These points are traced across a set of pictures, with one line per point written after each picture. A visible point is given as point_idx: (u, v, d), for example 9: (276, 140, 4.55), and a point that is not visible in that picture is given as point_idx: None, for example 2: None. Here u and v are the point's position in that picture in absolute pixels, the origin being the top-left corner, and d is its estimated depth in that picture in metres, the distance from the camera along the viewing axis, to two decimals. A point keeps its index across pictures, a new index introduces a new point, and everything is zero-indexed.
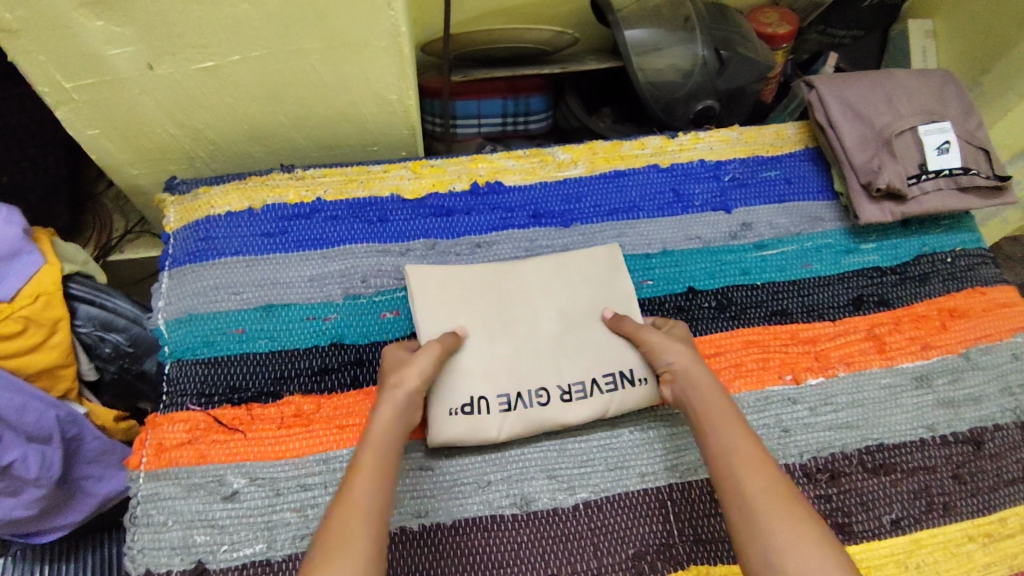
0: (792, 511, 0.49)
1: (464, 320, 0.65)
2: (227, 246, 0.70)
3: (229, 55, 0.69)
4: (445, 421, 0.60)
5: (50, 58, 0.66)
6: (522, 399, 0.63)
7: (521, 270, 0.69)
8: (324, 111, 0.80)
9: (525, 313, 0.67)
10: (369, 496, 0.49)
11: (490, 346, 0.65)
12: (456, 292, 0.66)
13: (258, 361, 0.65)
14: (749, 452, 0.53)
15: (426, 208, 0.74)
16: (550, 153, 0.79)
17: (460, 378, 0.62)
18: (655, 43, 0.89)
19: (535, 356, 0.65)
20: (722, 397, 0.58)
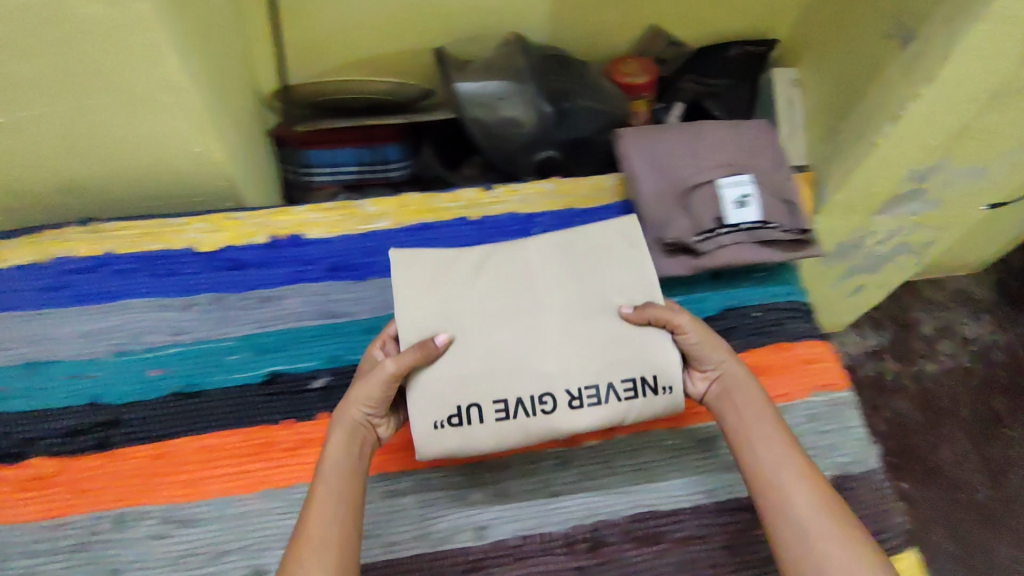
0: (833, 529, 0.53)
1: (450, 319, 0.62)
2: (4, 302, 0.70)
3: (13, 111, 0.67)
4: (432, 436, 0.59)
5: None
6: (522, 406, 0.60)
7: (524, 256, 0.65)
8: (132, 165, 0.77)
9: (529, 304, 0.63)
10: (326, 526, 0.52)
11: (493, 340, 0.61)
12: (441, 285, 0.63)
13: (10, 420, 0.65)
14: (785, 469, 0.56)
15: (219, 262, 0.73)
16: (358, 206, 0.78)
17: (447, 387, 0.60)
18: (487, 95, 0.89)
19: (538, 357, 0.61)
20: (762, 407, 0.60)
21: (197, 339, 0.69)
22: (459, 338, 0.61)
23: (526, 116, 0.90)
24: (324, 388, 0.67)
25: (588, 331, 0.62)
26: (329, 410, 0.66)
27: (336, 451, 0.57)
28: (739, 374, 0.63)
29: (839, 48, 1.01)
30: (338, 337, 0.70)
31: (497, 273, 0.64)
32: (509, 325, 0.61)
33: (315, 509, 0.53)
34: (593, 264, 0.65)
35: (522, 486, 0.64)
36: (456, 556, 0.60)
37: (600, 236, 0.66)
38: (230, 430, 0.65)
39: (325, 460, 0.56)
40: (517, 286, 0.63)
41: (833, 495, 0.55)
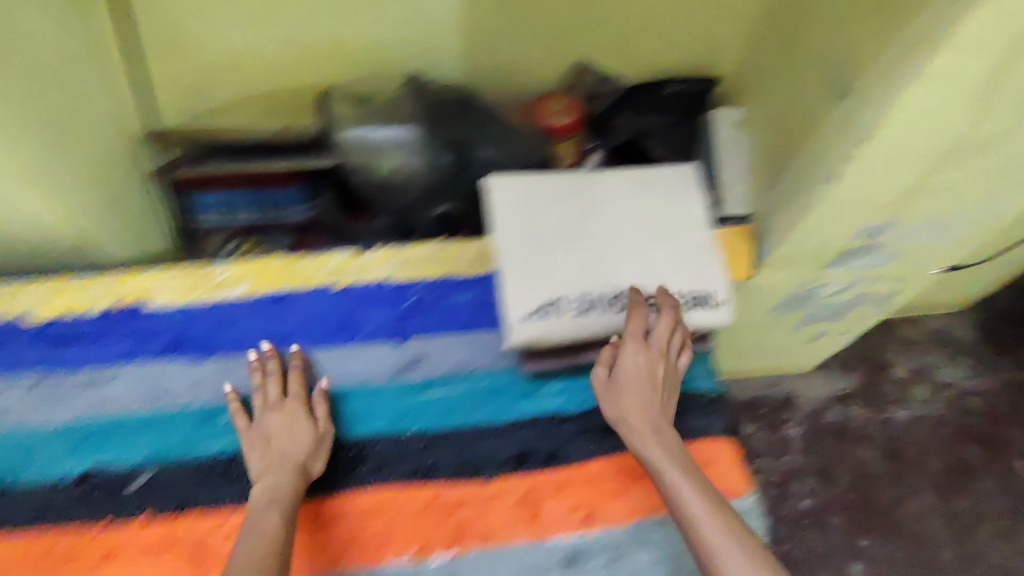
0: (717, 507, 0.55)
1: (531, 234, 0.66)
2: None
3: None
4: (520, 325, 0.63)
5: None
6: (598, 304, 0.65)
7: (601, 181, 0.69)
8: None
9: (601, 221, 0.68)
10: (265, 546, 0.55)
11: (595, 238, 0.67)
12: (526, 205, 0.67)
13: None
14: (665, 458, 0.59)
15: (46, 336, 0.66)
16: (211, 270, 0.69)
17: (533, 284, 0.64)
18: (375, 144, 0.82)
19: (613, 264, 0.66)
20: (655, 406, 0.62)
21: (24, 422, 0.65)
22: (537, 249, 0.66)
23: (422, 168, 0.82)
24: None
25: (679, 245, 0.68)
26: None
27: (298, 488, 0.60)
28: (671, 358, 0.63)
29: (777, 92, 0.92)
30: (168, 428, 0.64)
31: (579, 195, 0.68)
32: (612, 231, 0.67)
33: (260, 535, 0.55)
34: (663, 194, 0.69)
35: None
36: None
37: (665, 177, 0.70)
38: None
39: (289, 486, 0.59)
40: (592, 207, 0.68)
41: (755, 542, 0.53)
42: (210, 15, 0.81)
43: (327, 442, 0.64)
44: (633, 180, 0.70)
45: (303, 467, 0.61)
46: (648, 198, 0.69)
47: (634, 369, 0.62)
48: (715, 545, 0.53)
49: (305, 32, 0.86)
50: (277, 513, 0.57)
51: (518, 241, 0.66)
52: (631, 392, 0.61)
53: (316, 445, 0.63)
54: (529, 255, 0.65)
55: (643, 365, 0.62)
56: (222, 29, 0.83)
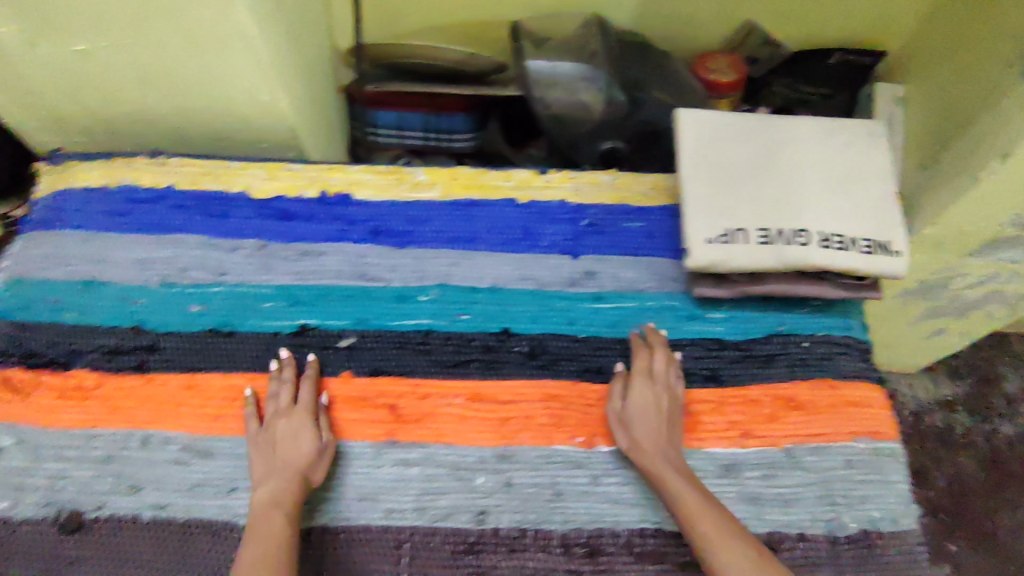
0: (719, 513, 0.55)
1: (718, 166, 0.69)
2: (75, 219, 0.74)
3: (98, 41, 0.72)
4: (702, 246, 0.66)
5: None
6: (781, 235, 0.66)
7: (785, 127, 0.72)
8: (205, 105, 0.80)
9: (785, 162, 0.70)
10: (271, 547, 0.53)
11: (779, 176, 0.69)
12: (714, 140, 0.70)
13: (61, 332, 0.68)
14: (674, 475, 0.58)
15: (268, 210, 0.75)
16: (410, 173, 0.78)
17: (717, 211, 0.67)
18: (559, 76, 0.86)
19: (796, 202, 0.68)
20: (663, 431, 0.62)
21: (238, 281, 0.71)
22: (722, 180, 0.69)
23: (597, 105, 0.87)
24: (349, 347, 0.68)
25: (864, 194, 0.69)
26: (350, 369, 0.67)
27: (300, 492, 0.58)
28: (675, 394, 0.65)
29: (953, 65, 0.91)
30: (367, 301, 0.70)
31: (764, 137, 0.71)
32: (795, 172, 0.69)
33: (265, 534, 0.53)
34: (845, 145, 0.71)
35: (529, 479, 0.63)
36: (455, 537, 0.60)
37: (848, 130, 0.72)
38: (254, 375, 0.66)
39: (291, 491, 0.57)
40: (777, 148, 0.71)
41: (752, 543, 0.53)
42: None
43: (329, 453, 0.62)
44: (817, 130, 0.72)
45: (307, 474, 0.59)
46: (831, 147, 0.71)
47: (641, 398, 0.63)
48: (714, 544, 0.53)
49: None
50: (281, 513, 0.55)
51: (704, 172, 0.69)
52: (644, 419, 0.62)
53: (317, 457, 0.60)
54: (714, 185, 0.68)
55: (649, 392, 0.63)
56: None
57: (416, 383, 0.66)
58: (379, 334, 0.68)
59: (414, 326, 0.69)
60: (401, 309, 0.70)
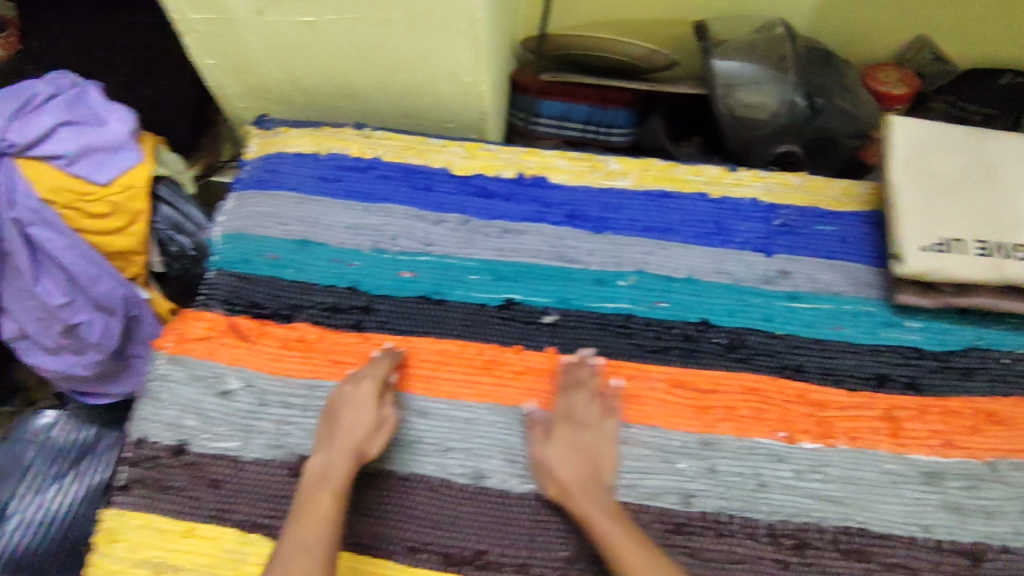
0: (647, 561, 0.55)
1: (930, 177, 0.70)
2: (288, 181, 0.78)
3: (326, 14, 0.75)
4: (918, 254, 0.66)
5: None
6: (996, 250, 0.67)
7: (996, 143, 0.72)
8: (406, 82, 0.85)
9: (997, 178, 0.70)
10: (318, 526, 0.55)
11: (992, 192, 0.70)
12: (925, 151, 0.71)
13: (282, 286, 0.72)
14: (592, 513, 0.58)
15: (469, 186, 0.79)
16: (603, 161, 0.80)
17: (931, 221, 0.68)
18: (750, 78, 0.88)
19: (1008, 218, 0.69)
20: (592, 476, 0.61)
21: (445, 253, 0.74)
22: (934, 192, 0.69)
23: (780, 109, 0.87)
24: (552, 324, 0.71)
25: None
26: (555, 345, 0.70)
27: (351, 471, 0.59)
28: (597, 428, 0.64)
29: None
30: (567, 281, 0.73)
31: (975, 151, 0.72)
32: (1008, 189, 0.70)
33: (316, 513, 0.55)
34: None
35: (734, 468, 0.64)
36: (663, 516, 0.62)
37: None
38: (464, 342, 0.69)
39: (342, 469, 0.58)
40: (989, 163, 0.71)
41: None
42: None
43: (388, 428, 0.62)
44: None
45: (361, 449, 0.60)
46: None
47: (561, 441, 0.63)
48: None
49: None
50: (329, 492, 0.57)
51: (916, 181, 0.70)
52: (567, 461, 0.61)
53: (376, 427, 0.61)
54: (928, 195, 0.69)
55: (568, 434, 0.63)
56: None
57: (618, 364, 0.68)
58: (580, 315, 0.71)
59: (615, 310, 0.71)
60: (600, 293, 0.72)
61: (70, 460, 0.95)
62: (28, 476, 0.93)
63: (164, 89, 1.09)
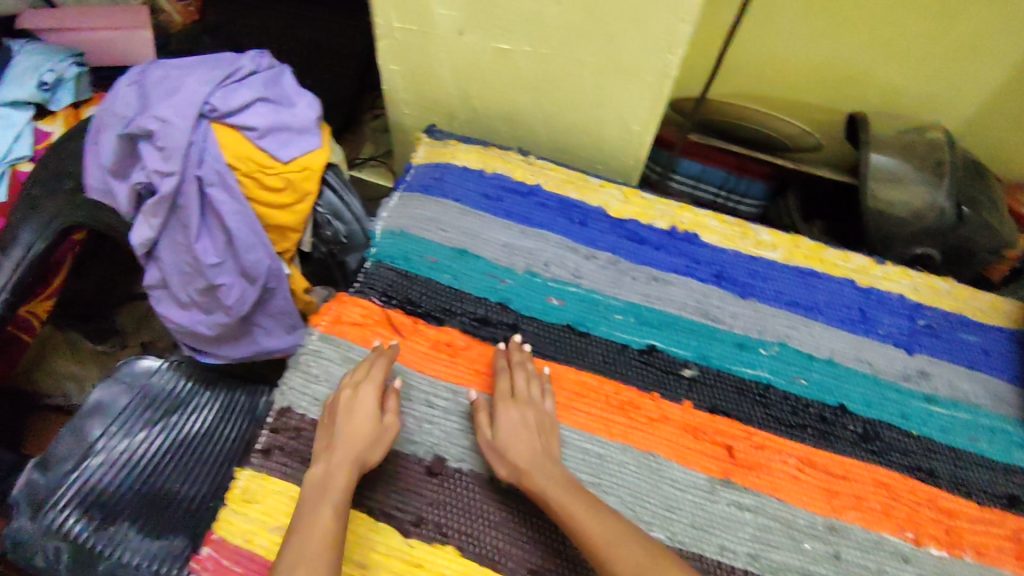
0: (621, 535, 0.54)
1: None
2: (452, 192, 0.82)
3: (524, 45, 0.81)
4: None
5: (384, 4, 0.83)
6: None
7: None
8: (573, 121, 0.90)
9: None
10: (322, 543, 0.52)
11: None
12: None
13: (437, 289, 0.75)
14: (557, 490, 0.57)
15: (622, 229, 0.82)
16: (754, 229, 0.83)
17: None
18: (899, 175, 0.91)
19: None
20: (540, 448, 0.62)
21: (594, 288, 0.77)
22: None
23: (928, 213, 0.90)
24: (690, 378, 0.72)
25: None
26: (691, 399, 0.70)
27: (352, 478, 0.57)
28: (542, 405, 0.66)
29: None
30: (711, 339, 0.74)
31: None
32: None
33: (316, 525, 0.53)
34: None
35: (858, 559, 0.62)
36: None
37: None
38: (602, 379, 0.71)
39: (343, 477, 0.57)
40: None
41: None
42: (775, 27, 0.95)
43: (391, 434, 0.62)
44: None
45: (364, 454, 0.59)
46: None
47: (508, 420, 0.63)
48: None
49: (844, 59, 0.96)
50: (330, 502, 0.55)
51: None
52: (516, 441, 0.61)
53: (379, 431, 0.61)
54: None
55: (514, 410, 0.63)
56: (779, 35, 0.96)
57: (753, 432, 0.68)
58: (721, 375, 0.72)
59: (753, 375, 0.72)
60: (741, 357, 0.74)
61: (164, 407, 0.92)
62: (120, 417, 0.89)
63: (325, 84, 1.16)
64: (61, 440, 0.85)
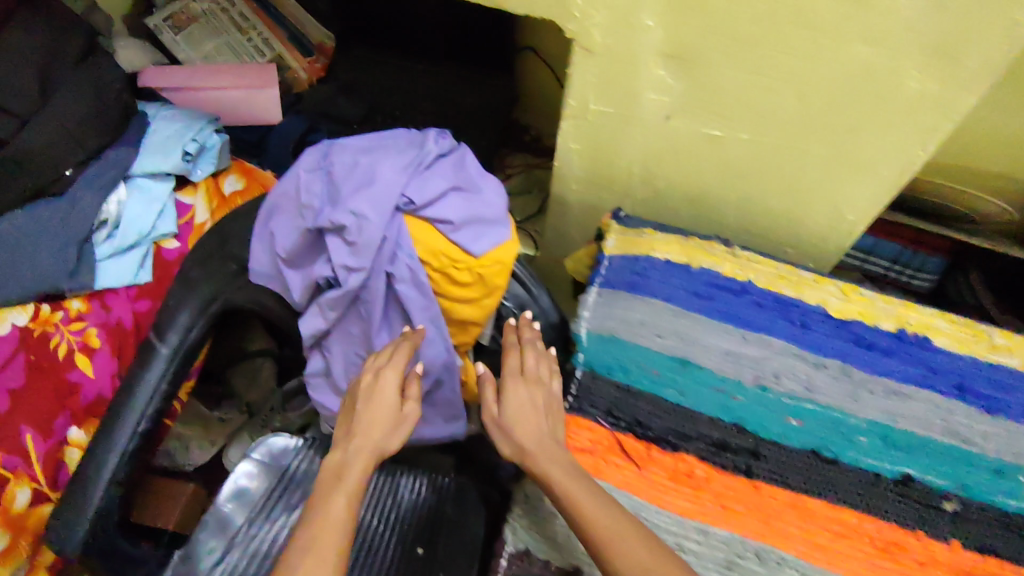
0: (623, 527, 0.55)
1: None
2: (661, 290, 0.76)
3: (742, 132, 0.75)
4: None
5: (584, 85, 0.76)
6: None
7: None
8: (775, 206, 0.83)
9: None
10: (334, 537, 0.59)
11: None
12: None
13: (665, 407, 0.70)
14: (560, 475, 0.59)
15: (847, 332, 0.75)
16: (985, 331, 0.77)
17: None
18: None
19: None
20: (546, 430, 0.64)
21: (829, 403, 0.71)
22: None
23: None
24: (953, 513, 0.66)
25: None
26: (958, 539, 0.65)
27: (366, 467, 0.65)
28: (550, 387, 0.68)
29: None
30: (965, 466, 0.68)
31: None
32: None
33: (323, 515, 0.60)
34: None
35: None
36: None
37: None
38: (860, 515, 0.65)
39: (359, 469, 0.64)
40: None
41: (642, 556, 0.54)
42: None
43: (408, 423, 0.69)
44: None
45: (383, 444, 0.67)
46: None
47: (516, 399, 0.65)
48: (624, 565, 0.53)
49: None
50: (341, 498, 0.62)
51: None
52: (525, 422, 0.64)
53: (395, 420, 0.68)
54: None
55: (522, 391, 0.66)
56: None
57: None
58: (984, 510, 0.67)
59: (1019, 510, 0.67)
60: (999, 486, 0.68)
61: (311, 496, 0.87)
62: (261, 504, 0.86)
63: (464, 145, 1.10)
64: (202, 529, 0.85)
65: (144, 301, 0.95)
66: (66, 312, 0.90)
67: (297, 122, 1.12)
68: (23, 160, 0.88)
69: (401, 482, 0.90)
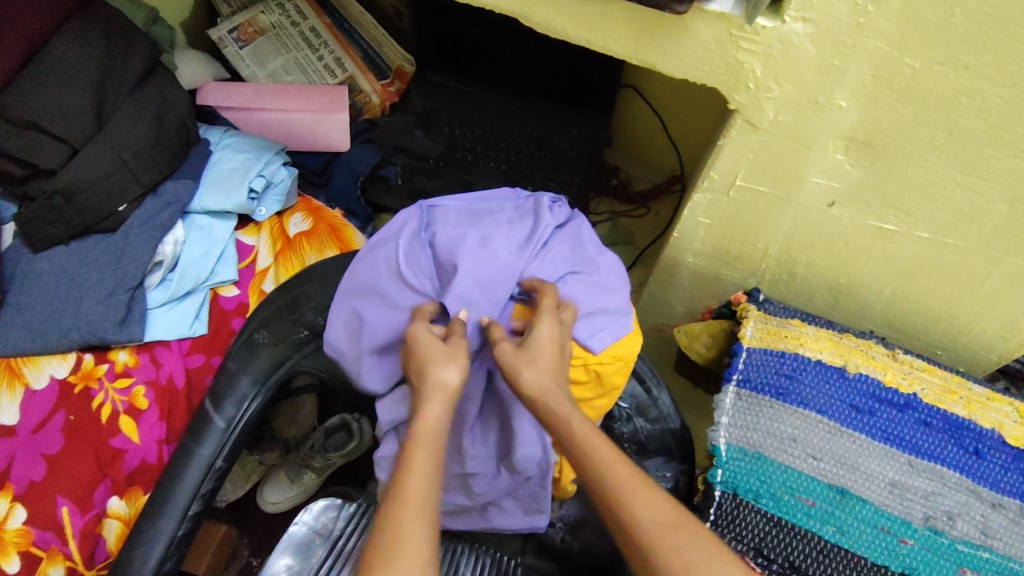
0: (634, 478, 0.49)
1: None
2: (815, 400, 0.65)
3: (922, 230, 0.63)
4: None
5: (735, 162, 0.64)
6: None
7: None
8: (936, 306, 0.71)
9: None
10: (420, 493, 0.48)
11: None
12: None
13: (823, 548, 0.60)
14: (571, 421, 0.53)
15: None
16: None
17: None
18: None
19: None
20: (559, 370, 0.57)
21: (1010, 553, 0.60)
22: None
23: None
24: None
25: None
26: None
27: (440, 410, 0.53)
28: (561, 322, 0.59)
29: None
30: None
31: None
32: None
33: (406, 474, 0.49)
34: None
35: None
36: None
37: None
38: None
39: (432, 414, 0.53)
40: None
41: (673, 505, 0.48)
42: None
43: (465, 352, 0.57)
44: None
45: (449, 375, 0.55)
46: None
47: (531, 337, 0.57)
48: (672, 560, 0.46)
49: None
50: (421, 455, 0.50)
51: None
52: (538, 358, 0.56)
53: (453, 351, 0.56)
54: None
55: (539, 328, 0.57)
56: None
57: None
58: None
59: None
60: None
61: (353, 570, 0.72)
62: None
63: None
64: None
65: (197, 356, 0.84)
66: (111, 365, 0.80)
67: (369, 152, 1.04)
68: (72, 196, 0.78)
69: (457, 560, 0.77)
